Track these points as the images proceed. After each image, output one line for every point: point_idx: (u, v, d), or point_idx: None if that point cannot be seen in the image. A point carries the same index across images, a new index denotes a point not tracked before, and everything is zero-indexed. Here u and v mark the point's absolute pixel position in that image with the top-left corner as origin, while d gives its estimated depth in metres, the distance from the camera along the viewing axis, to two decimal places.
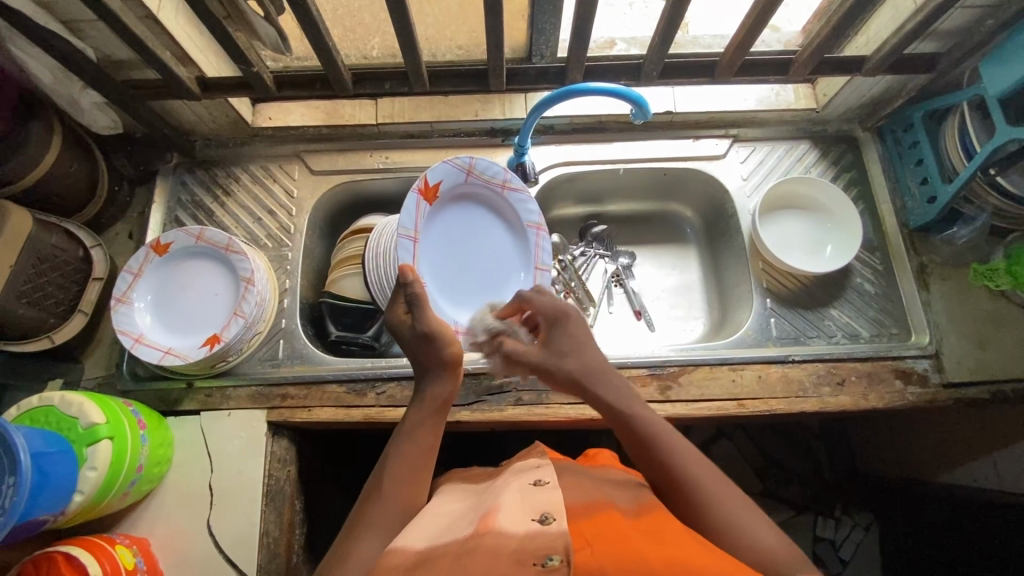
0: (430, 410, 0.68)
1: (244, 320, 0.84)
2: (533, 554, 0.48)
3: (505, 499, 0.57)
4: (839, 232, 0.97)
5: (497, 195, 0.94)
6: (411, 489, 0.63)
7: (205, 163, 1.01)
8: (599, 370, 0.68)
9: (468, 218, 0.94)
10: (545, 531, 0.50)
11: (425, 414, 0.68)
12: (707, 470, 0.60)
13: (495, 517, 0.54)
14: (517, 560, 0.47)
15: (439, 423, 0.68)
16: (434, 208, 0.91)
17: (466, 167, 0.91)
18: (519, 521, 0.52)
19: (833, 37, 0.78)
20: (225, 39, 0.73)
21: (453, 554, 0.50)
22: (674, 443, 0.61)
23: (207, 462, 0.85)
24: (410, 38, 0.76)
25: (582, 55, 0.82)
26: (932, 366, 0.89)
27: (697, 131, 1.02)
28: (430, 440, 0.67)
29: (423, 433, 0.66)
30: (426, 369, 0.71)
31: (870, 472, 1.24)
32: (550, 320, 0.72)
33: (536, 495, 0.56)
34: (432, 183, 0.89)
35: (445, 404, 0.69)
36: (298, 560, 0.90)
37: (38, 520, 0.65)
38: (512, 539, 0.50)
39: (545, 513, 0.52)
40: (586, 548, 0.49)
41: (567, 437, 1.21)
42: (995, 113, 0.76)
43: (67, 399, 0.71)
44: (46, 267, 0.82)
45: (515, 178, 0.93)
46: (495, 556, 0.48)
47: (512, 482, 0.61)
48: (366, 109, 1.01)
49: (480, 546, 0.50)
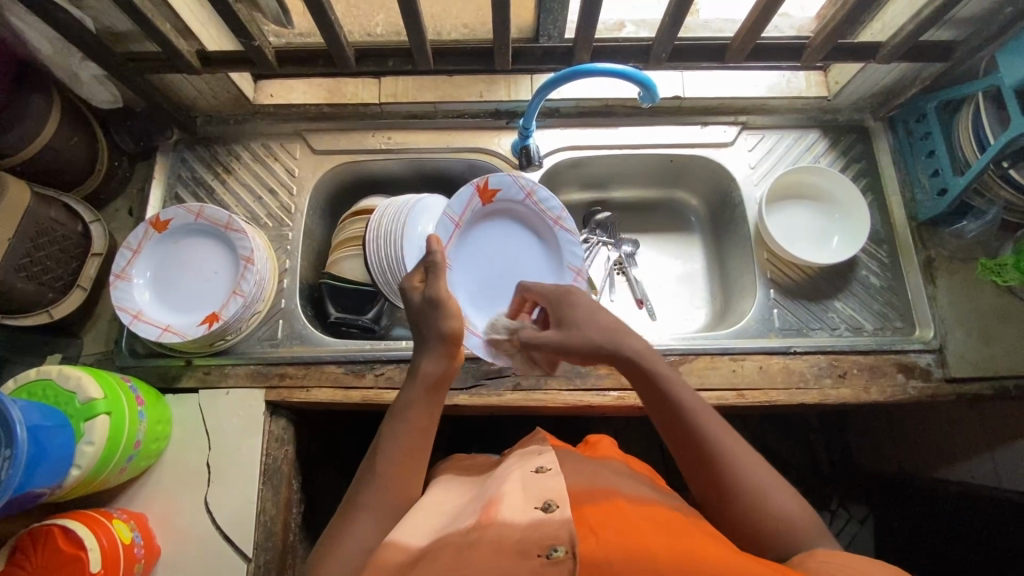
0: (422, 390, 0.65)
1: (242, 298, 0.84)
2: (538, 544, 0.48)
3: (506, 487, 0.57)
4: (847, 223, 0.96)
5: (544, 226, 0.93)
6: (403, 480, 0.61)
7: (205, 139, 1.00)
8: (618, 337, 0.65)
9: (509, 239, 0.93)
10: (548, 520, 0.49)
11: (420, 394, 0.64)
12: (715, 421, 0.61)
13: (498, 506, 0.54)
14: (521, 549, 0.47)
15: (434, 402, 0.65)
16: (487, 210, 0.91)
17: (526, 188, 0.90)
18: (522, 511, 0.52)
19: (849, 21, 0.76)
20: (226, 11, 0.72)
21: (454, 547, 0.50)
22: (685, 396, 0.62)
23: (205, 440, 0.85)
24: (415, 15, 0.75)
25: (590, 36, 0.80)
26: (935, 361, 0.89)
27: (706, 117, 1.01)
28: (426, 421, 0.64)
29: (418, 414, 0.64)
30: (426, 344, 0.67)
31: (868, 465, 1.24)
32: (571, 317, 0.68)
33: (538, 483, 0.56)
34: (490, 186, 0.89)
35: (436, 384, 0.65)
36: (295, 539, 0.90)
37: (35, 493, 0.65)
38: (516, 528, 0.49)
39: (548, 501, 0.52)
40: (591, 537, 0.49)
41: (566, 422, 1.21)
42: (1010, 104, 0.75)
43: (65, 374, 0.70)
44: (44, 241, 0.82)
45: (569, 218, 0.93)
46: (498, 547, 0.48)
47: (513, 470, 0.61)
48: (369, 88, 0.99)
49: (482, 539, 0.49)
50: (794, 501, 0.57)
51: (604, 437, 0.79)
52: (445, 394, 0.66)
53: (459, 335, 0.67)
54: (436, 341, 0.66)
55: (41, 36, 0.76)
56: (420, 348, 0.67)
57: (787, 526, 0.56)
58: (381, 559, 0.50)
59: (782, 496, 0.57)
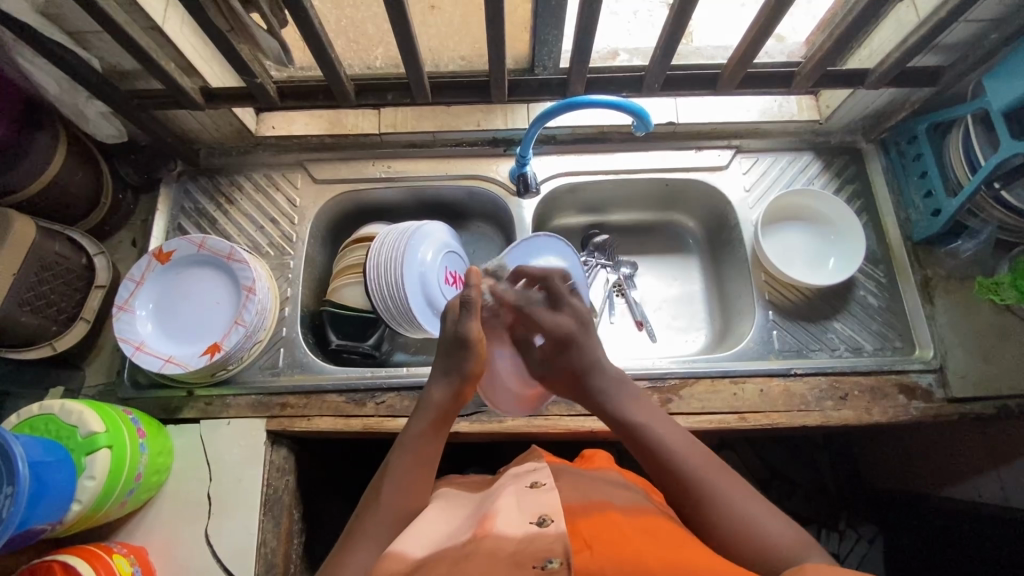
0: (429, 423, 0.69)
1: (244, 328, 0.85)
2: (533, 557, 0.47)
3: (503, 502, 0.57)
4: (842, 244, 0.97)
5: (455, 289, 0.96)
6: (402, 497, 0.63)
7: (208, 171, 1.02)
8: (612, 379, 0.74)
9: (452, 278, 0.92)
10: (543, 534, 0.50)
11: (427, 425, 0.68)
12: (707, 462, 0.62)
13: (494, 521, 0.53)
14: (516, 562, 0.47)
15: (439, 436, 0.69)
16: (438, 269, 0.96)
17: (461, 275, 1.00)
18: (517, 525, 0.52)
19: (836, 50, 0.78)
20: (229, 51, 0.74)
21: (450, 559, 0.50)
22: (645, 411, 0.69)
23: (206, 470, 0.85)
24: (412, 51, 0.77)
25: (584, 67, 0.82)
26: (936, 381, 0.88)
27: (700, 142, 1.03)
28: (431, 452, 0.67)
29: (423, 446, 0.67)
30: (441, 372, 0.71)
31: (874, 485, 1.23)
32: (559, 342, 0.78)
33: (532, 499, 0.56)
34: (453, 273, 0.98)
35: (443, 417, 0.69)
36: (295, 570, 0.89)
37: (36, 529, 0.65)
38: (511, 541, 0.49)
39: (543, 516, 0.52)
40: (585, 551, 0.49)
41: (569, 445, 1.20)
42: (999, 127, 0.76)
43: (68, 408, 0.71)
44: (49, 275, 0.83)
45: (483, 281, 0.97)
46: (492, 559, 0.48)
47: (510, 485, 0.61)
48: (368, 119, 1.01)
49: (478, 550, 0.49)
50: (778, 521, 0.57)
51: (601, 451, 0.79)
52: (448, 428, 0.70)
53: (477, 377, 0.71)
54: (455, 376, 0.71)
55: (49, 75, 0.78)
56: (434, 378, 0.72)
57: (783, 546, 0.55)
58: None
59: (775, 524, 0.56)
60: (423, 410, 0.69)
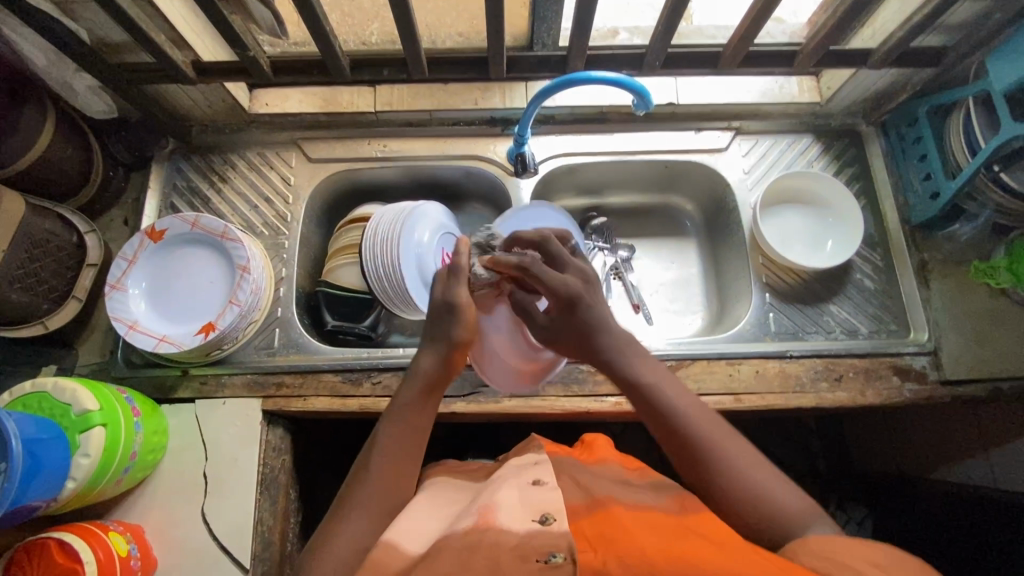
0: (419, 391, 0.67)
1: (238, 308, 0.84)
2: (537, 551, 0.48)
3: (503, 495, 0.57)
4: (839, 225, 0.97)
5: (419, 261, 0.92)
6: (397, 470, 0.61)
7: (201, 149, 1.00)
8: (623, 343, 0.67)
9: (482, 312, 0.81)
10: (546, 531, 0.50)
11: (417, 393, 0.66)
12: (727, 435, 0.59)
13: (495, 513, 0.53)
14: (520, 555, 0.48)
15: (430, 407, 0.67)
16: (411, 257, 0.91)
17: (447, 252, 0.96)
18: (520, 521, 0.52)
19: (839, 29, 0.77)
20: (221, 23, 0.72)
21: (449, 542, 0.50)
22: (655, 373, 0.64)
23: (201, 449, 0.85)
24: (409, 25, 0.75)
25: (584, 43, 0.80)
26: (930, 363, 0.89)
27: (700, 123, 1.02)
28: (422, 422, 0.65)
29: (414, 415, 0.65)
30: (431, 342, 0.69)
31: (865, 468, 1.24)
32: (566, 303, 0.68)
33: (535, 496, 0.56)
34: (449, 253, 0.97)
35: (435, 389, 0.67)
36: (291, 549, 0.89)
37: (30, 506, 0.64)
38: (514, 535, 0.50)
39: (546, 514, 0.52)
40: (589, 551, 0.50)
41: (564, 428, 1.21)
42: (1000, 108, 0.75)
43: (61, 386, 0.70)
44: (39, 252, 0.82)
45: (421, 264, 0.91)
46: (494, 548, 0.48)
47: (509, 479, 0.60)
48: (364, 96, 0.99)
49: (481, 542, 0.49)
50: (795, 495, 0.56)
51: (601, 438, 0.80)
52: (439, 398, 0.68)
53: (465, 343, 0.70)
54: (443, 342, 0.69)
55: None
56: (421, 347, 0.70)
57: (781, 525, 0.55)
58: (377, 555, 0.51)
59: (785, 491, 0.56)
60: (413, 377, 0.67)
